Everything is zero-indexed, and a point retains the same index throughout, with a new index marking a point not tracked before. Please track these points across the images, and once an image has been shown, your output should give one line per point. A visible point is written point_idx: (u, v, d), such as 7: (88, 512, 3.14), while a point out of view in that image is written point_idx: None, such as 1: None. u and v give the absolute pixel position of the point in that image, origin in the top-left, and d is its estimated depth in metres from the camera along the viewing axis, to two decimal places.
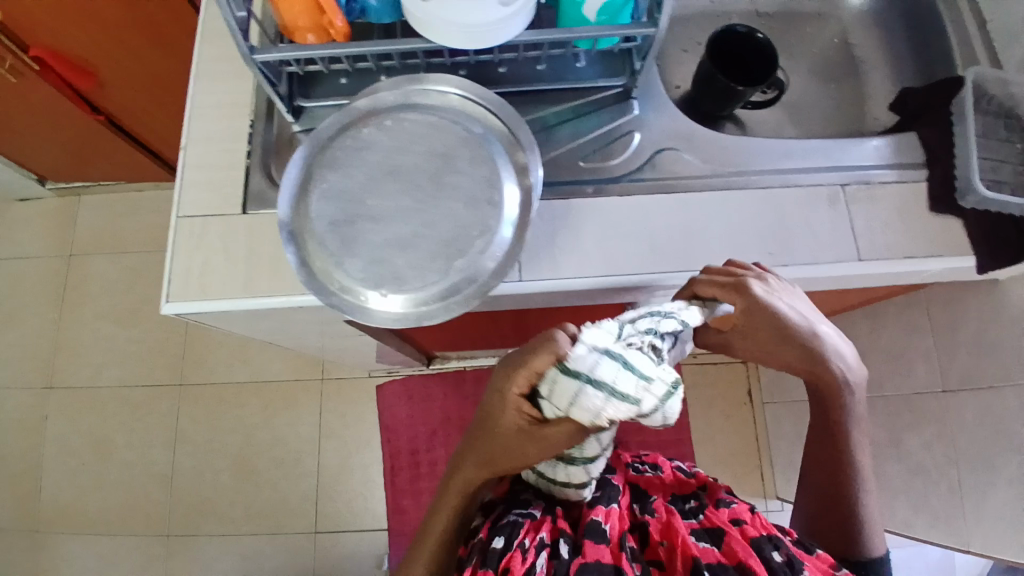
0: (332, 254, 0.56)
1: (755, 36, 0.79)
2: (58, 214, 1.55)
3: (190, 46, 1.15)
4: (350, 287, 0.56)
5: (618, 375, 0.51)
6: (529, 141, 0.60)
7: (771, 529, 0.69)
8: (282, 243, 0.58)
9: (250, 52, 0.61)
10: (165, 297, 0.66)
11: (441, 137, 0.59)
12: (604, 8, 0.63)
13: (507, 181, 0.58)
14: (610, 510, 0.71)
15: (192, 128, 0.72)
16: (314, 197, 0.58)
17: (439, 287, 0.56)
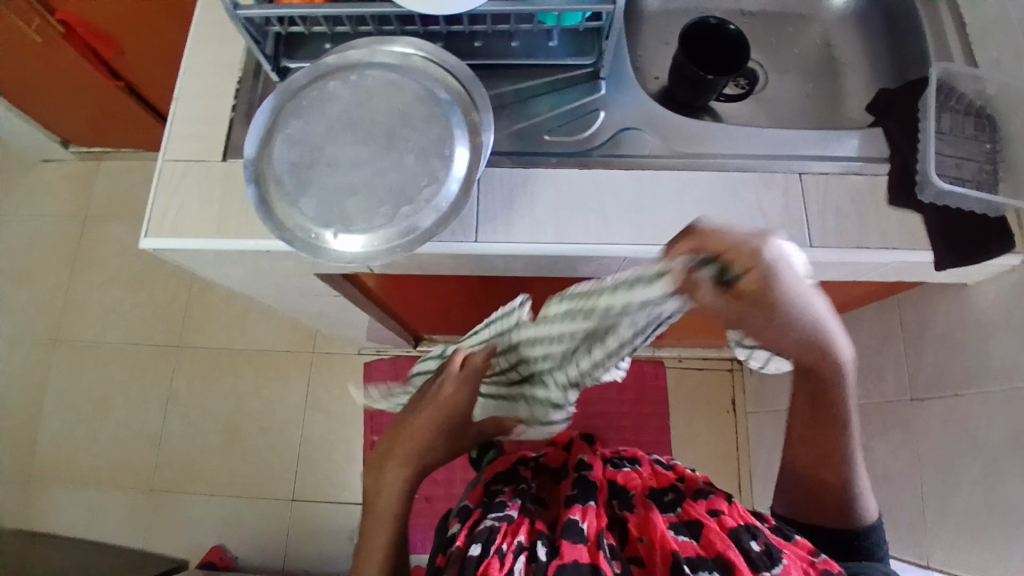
0: (289, 194, 0.60)
1: (728, 27, 0.81)
2: (78, 178, 1.64)
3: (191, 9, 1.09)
4: (303, 225, 0.60)
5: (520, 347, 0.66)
6: (483, 102, 0.64)
7: (748, 518, 0.68)
8: (246, 183, 0.62)
9: (234, 7, 0.65)
10: (144, 232, 0.70)
11: (401, 94, 0.64)
12: None
13: (459, 141, 0.62)
14: (587, 509, 0.69)
15: (184, 81, 0.77)
16: (279, 142, 0.62)
17: (385, 230, 0.59)
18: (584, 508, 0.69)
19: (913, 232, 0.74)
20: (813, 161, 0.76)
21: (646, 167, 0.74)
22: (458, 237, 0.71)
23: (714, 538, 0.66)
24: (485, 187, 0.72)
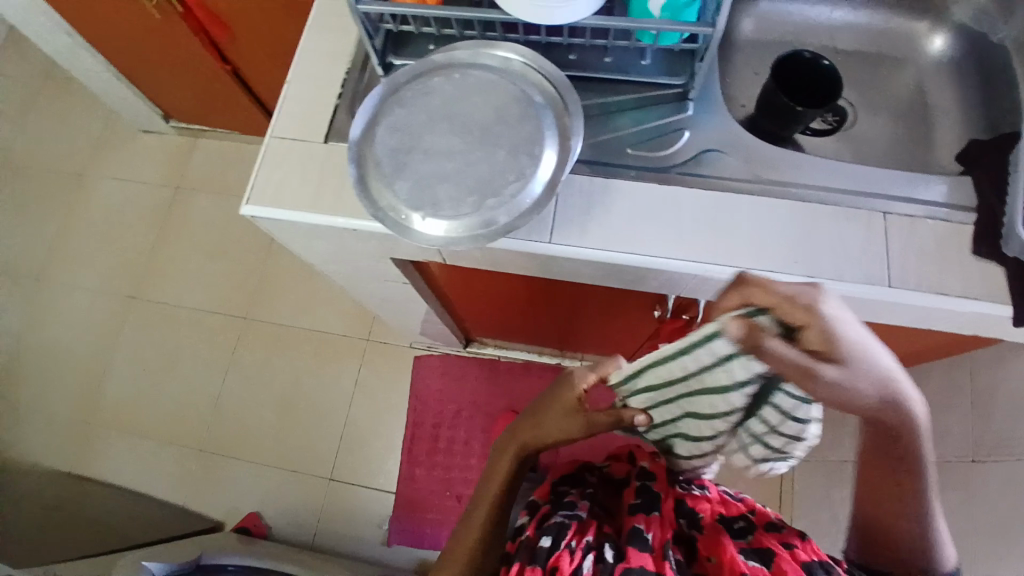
0: (386, 175, 0.64)
1: (821, 61, 0.81)
2: (174, 150, 1.75)
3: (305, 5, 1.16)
4: (395, 206, 0.63)
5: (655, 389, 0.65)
6: (575, 108, 0.66)
7: (821, 553, 0.69)
8: (348, 163, 0.66)
9: (355, 2, 0.70)
10: (246, 200, 0.76)
11: (499, 93, 0.67)
12: (669, 5, 0.69)
13: (549, 143, 0.65)
14: (651, 519, 0.72)
15: (298, 65, 0.82)
16: (382, 127, 0.66)
17: (470, 219, 0.62)
18: (649, 518, 0.72)
19: (995, 284, 0.72)
20: (897, 202, 0.75)
21: (726, 190, 0.75)
22: (535, 237, 0.73)
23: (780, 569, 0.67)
24: (566, 192, 0.75)
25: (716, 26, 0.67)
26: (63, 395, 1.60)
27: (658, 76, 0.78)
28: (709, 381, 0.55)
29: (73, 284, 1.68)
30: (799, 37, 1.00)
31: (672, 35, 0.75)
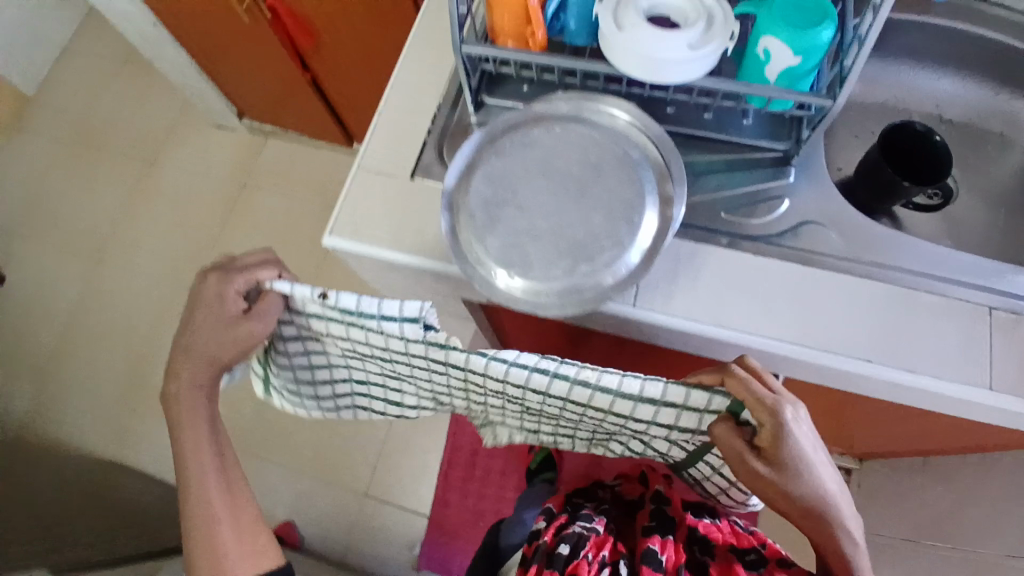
0: (478, 229, 0.62)
1: (933, 137, 0.77)
2: (243, 147, 1.78)
3: (401, 28, 1.17)
4: (483, 261, 0.61)
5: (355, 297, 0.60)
6: (679, 174, 0.63)
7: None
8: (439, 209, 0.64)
9: (460, 43, 0.70)
10: (329, 230, 0.75)
11: (600, 151, 0.65)
12: (787, 73, 0.64)
13: (649, 208, 0.62)
14: (665, 543, 0.77)
15: (391, 94, 0.82)
16: (476, 177, 0.64)
17: (560, 285, 0.60)
18: (663, 541, 0.78)
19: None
20: (1008, 300, 0.70)
21: (825, 268, 0.71)
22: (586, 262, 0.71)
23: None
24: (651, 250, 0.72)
25: (835, 99, 0.63)
26: (109, 377, 1.63)
27: (760, 139, 0.74)
28: (615, 400, 0.59)
29: (132, 269, 1.72)
30: (904, 102, 0.95)
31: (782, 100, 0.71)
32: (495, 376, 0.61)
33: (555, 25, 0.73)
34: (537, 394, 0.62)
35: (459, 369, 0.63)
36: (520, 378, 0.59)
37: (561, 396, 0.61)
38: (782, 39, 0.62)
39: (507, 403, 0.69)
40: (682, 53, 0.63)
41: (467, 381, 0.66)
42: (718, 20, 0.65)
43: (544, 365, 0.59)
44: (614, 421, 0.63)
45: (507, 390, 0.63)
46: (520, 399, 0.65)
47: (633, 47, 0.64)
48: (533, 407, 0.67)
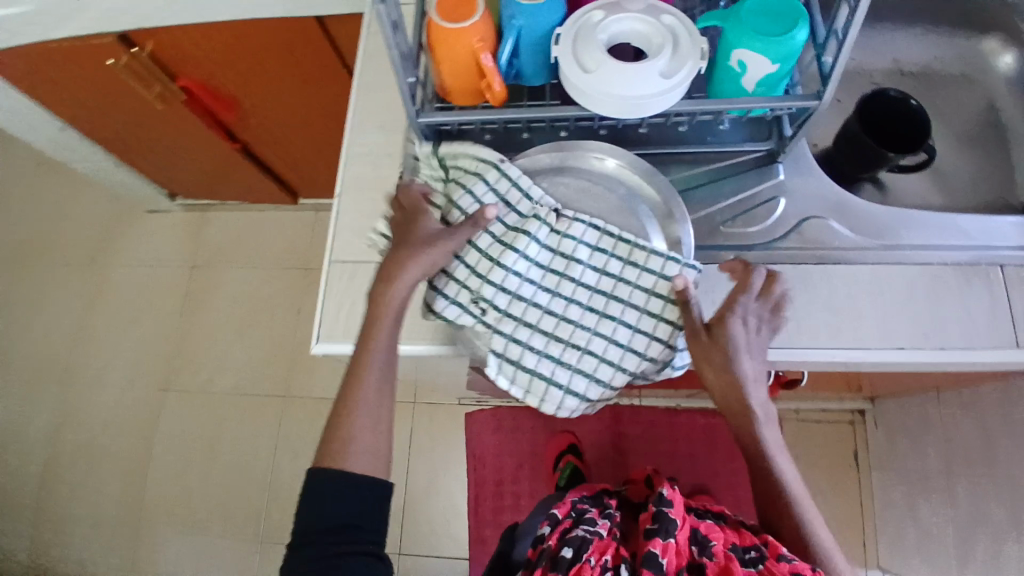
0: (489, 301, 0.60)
1: (908, 102, 0.77)
2: (184, 227, 1.68)
3: (319, 66, 1.09)
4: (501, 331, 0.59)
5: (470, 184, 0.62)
6: (682, 215, 0.62)
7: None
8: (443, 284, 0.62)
9: (415, 115, 0.67)
10: (315, 338, 0.70)
11: (597, 201, 0.63)
12: (764, 81, 0.63)
13: (657, 243, 0.62)
14: (667, 544, 0.71)
15: (346, 175, 0.76)
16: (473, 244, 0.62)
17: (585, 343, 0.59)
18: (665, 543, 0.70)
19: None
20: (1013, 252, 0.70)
21: (835, 262, 0.70)
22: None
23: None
24: None
25: (822, 98, 0.61)
26: (104, 499, 1.54)
27: (741, 141, 0.71)
28: (641, 258, 0.59)
29: (100, 380, 1.62)
30: (859, 61, 0.93)
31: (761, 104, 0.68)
32: (518, 265, 0.59)
33: (511, 71, 0.69)
34: (561, 273, 0.60)
35: (495, 244, 0.61)
36: (558, 245, 0.60)
37: (584, 266, 0.60)
38: (758, 51, 0.60)
39: (499, 319, 0.60)
40: (656, 84, 0.60)
41: (512, 300, 0.60)
42: (683, 38, 0.62)
43: (596, 222, 0.61)
44: (612, 321, 0.59)
45: (519, 276, 0.60)
46: (533, 296, 0.60)
47: (605, 87, 0.61)
48: (518, 318, 0.59)
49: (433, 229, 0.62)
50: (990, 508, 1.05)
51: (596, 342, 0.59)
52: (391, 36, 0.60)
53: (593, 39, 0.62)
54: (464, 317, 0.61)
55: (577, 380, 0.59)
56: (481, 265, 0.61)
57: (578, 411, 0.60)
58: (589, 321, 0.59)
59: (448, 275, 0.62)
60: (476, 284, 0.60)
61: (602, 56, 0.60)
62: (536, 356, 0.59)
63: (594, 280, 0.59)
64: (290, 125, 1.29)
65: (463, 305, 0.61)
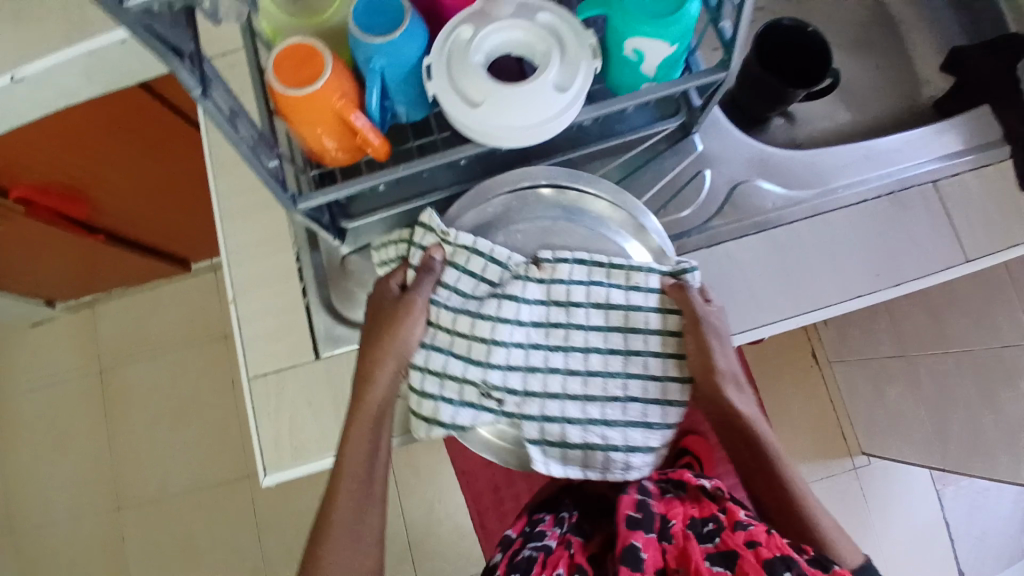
0: (500, 382, 0.56)
1: (806, 28, 0.72)
2: (76, 332, 1.51)
3: (163, 128, 0.95)
4: (526, 408, 0.56)
5: (459, 277, 0.58)
6: (655, 226, 0.62)
7: (785, 548, 0.53)
8: (438, 381, 0.57)
9: (293, 201, 0.56)
10: (262, 469, 0.63)
11: (567, 235, 0.62)
12: (664, 63, 0.57)
13: (639, 253, 0.62)
14: (613, 536, 0.63)
15: (236, 277, 0.67)
16: (457, 325, 0.57)
17: (615, 387, 0.57)
18: (610, 538, 0.62)
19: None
20: (939, 166, 0.71)
21: (782, 224, 0.68)
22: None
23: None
24: None
25: (729, 69, 0.57)
26: None
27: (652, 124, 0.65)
28: (640, 279, 0.58)
29: (43, 520, 1.46)
30: None
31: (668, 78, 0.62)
32: (515, 334, 0.57)
33: (389, 115, 0.60)
34: (567, 324, 0.57)
35: (488, 326, 0.56)
36: (551, 294, 0.58)
37: (583, 311, 0.58)
38: (652, 35, 0.53)
39: (522, 402, 0.56)
40: (556, 100, 0.53)
41: (526, 373, 0.57)
42: (568, 38, 0.54)
43: (580, 256, 0.59)
44: (638, 359, 0.57)
45: (528, 347, 0.57)
46: (546, 361, 0.57)
47: (500, 121, 0.54)
48: (544, 393, 0.57)
49: (394, 293, 0.59)
50: (958, 380, 1.10)
51: (633, 385, 0.57)
52: (232, 127, 0.48)
53: (470, 65, 0.53)
54: (484, 416, 0.57)
55: (632, 433, 0.57)
56: (475, 351, 0.56)
57: (650, 466, 0.58)
58: (616, 364, 0.57)
59: (441, 376, 0.57)
60: (479, 374, 0.56)
61: (487, 85, 0.53)
62: (580, 424, 0.56)
63: (603, 320, 0.57)
64: (156, 197, 1.14)
65: (476, 404, 0.56)
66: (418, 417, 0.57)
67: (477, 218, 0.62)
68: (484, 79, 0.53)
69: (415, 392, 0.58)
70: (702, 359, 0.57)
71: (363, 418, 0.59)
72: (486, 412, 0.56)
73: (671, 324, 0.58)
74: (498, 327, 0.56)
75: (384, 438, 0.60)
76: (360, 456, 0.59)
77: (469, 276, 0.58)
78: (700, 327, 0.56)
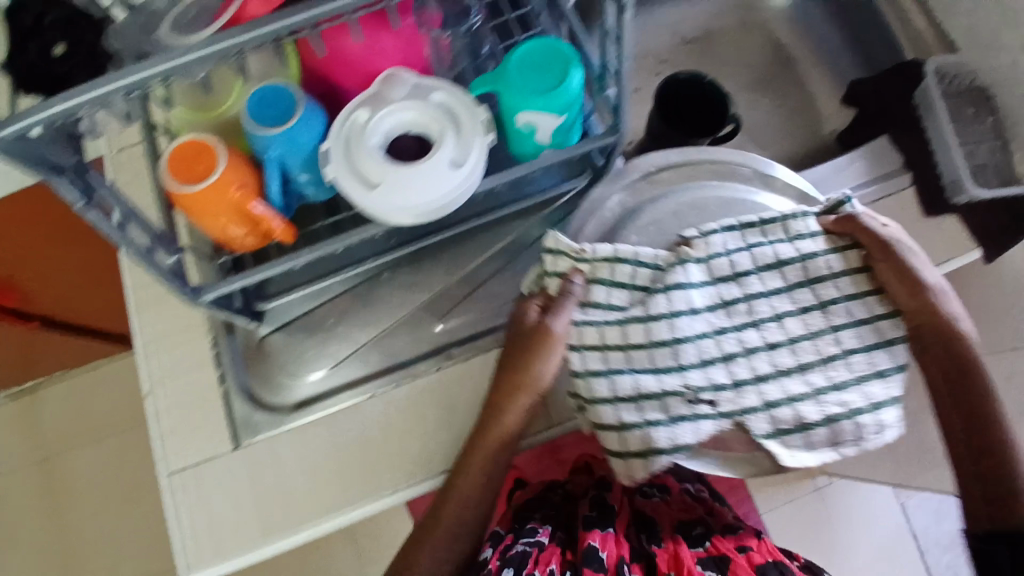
0: (713, 373, 0.56)
1: (701, 80, 0.75)
2: (17, 422, 1.45)
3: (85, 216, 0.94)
4: (744, 386, 0.56)
5: (635, 270, 0.58)
6: (749, 175, 0.66)
7: (776, 555, 0.65)
8: (636, 413, 0.56)
9: (196, 294, 0.55)
10: (184, 569, 0.61)
11: (718, 200, 0.64)
12: (557, 131, 0.58)
13: (775, 200, 0.65)
14: (607, 534, 0.66)
15: (152, 369, 0.66)
16: (631, 339, 0.57)
17: (811, 340, 0.57)
18: (603, 534, 0.66)
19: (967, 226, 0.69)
20: None
21: None
22: (347, 345, 0.67)
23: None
24: None
25: (620, 133, 0.58)
26: None
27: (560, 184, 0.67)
28: (799, 227, 0.59)
29: None
30: (645, 44, 0.89)
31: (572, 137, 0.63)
32: (694, 326, 0.57)
33: (289, 200, 0.61)
34: (769, 291, 0.58)
35: (666, 325, 0.57)
36: (716, 273, 0.58)
37: (760, 283, 0.58)
38: (544, 108, 0.55)
39: (737, 396, 0.56)
40: (454, 176, 0.54)
41: (749, 347, 0.57)
42: (464, 114, 0.56)
43: (727, 223, 0.60)
44: (845, 307, 0.57)
45: (756, 322, 0.57)
46: (741, 345, 0.57)
47: (404, 200, 0.54)
48: (778, 367, 0.56)
49: (534, 320, 0.59)
50: None
51: (846, 337, 0.57)
52: (123, 234, 0.47)
53: (365, 146, 0.54)
54: (723, 392, 0.56)
55: (869, 387, 0.56)
56: (660, 358, 0.57)
57: (900, 421, 0.56)
58: (818, 321, 0.57)
59: (636, 399, 0.56)
60: (678, 379, 0.56)
61: (384, 166, 0.53)
62: (808, 400, 0.56)
63: (781, 280, 0.58)
64: (87, 281, 1.12)
65: (677, 402, 0.56)
66: (683, 404, 0.56)
67: (620, 212, 0.65)
68: (381, 160, 0.53)
69: (595, 408, 0.58)
70: (901, 283, 0.57)
71: (490, 444, 0.60)
72: (732, 394, 0.56)
73: (851, 261, 0.58)
74: (675, 320, 0.57)
75: (497, 473, 0.61)
76: (470, 499, 0.61)
77: (620, 287, 0.58)
78: (891, 250, 0.57)
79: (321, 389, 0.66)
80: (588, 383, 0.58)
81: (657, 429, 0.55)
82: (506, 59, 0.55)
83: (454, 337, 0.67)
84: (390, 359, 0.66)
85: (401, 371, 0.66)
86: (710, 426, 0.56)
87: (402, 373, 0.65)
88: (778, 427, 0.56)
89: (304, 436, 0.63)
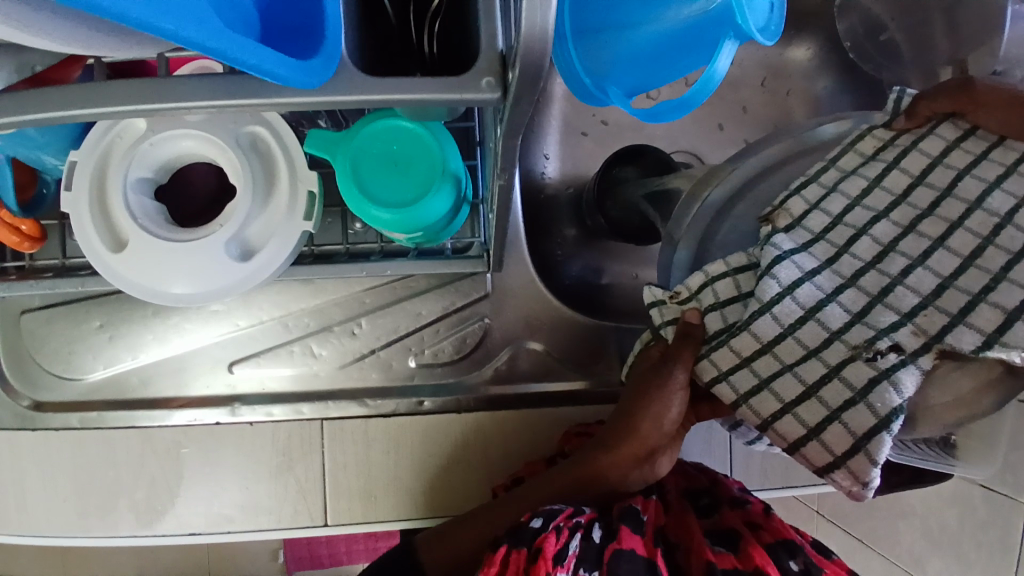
0: (858, 326, 0.37)
1: (669, 161, 0.62)
2: None
3: None
4: (936, 293, 0.37)
5: (714, 287, 0.41)
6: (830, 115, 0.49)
7: (789, 532, 0.46)
8: (800, 404, 0.37)
9: None
10: None
11: None
12: (422, 231, 0.43)
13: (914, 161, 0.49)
14: (648, 501, 0.46)
15: None
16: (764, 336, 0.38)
17: (997, 219, 0.37)
18: (645, 498, 0.46)
19: (888, 474, 0.56)
20: None
21: (541, 405, 0.58)
22: (125, 356, 0.56)
23: (756, 564, 0.43)
24: (332, 440, 0.55)
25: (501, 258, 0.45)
26: None
27: (431, 252, 0.50)
28: (870, 146, 0.42)
29: None
30: None
31: (465, 213, 0.46)
32: (811, 286, 0.38)
33: (42, 191, 0.47)
34: (884, 211, 0.40)
35: (791, 302, 0.38)
36: (814, 229, 0.40)
37: (869, 212, 0.40)
38: (386, 223, 0.41)
39: (913, 334, 0.36)
40: (240, 267, 0.42)
41: (886, 278, 0.38)
42: (280, 177, 0.42)
43: (798, 180, 0.43)
44: (974, 177, 0.39)
45: (892, 250, 0.39)
46: (883, 271, 0.38)
47: (176, 284, 0.42)
48: (943, 277, 0.37)
49: (650, 363, 0.43)
50: None
51: (997, 199, 0.38)
52: None
53: (116, 196, 0.41)
54: (902, 331, 0.36)
55: None
56: (807, 335, 0.37)
57: None
58: (954, 211, 0.39)
59: (791, 372, 0.37)
60: (839, 352, 0.37)
61: (138, 236, 0.41)
62: (1004, 287, 0.36)
63: (895, 192, 0.40)
64: None
65: (858, 370, 0.36)
66: (865, 369, 0.36)
67: (695, 243, 0.48)
68: (134, 225, 0.40)
69: (779, 425, 0.37)
70: (1006, 123, 0.39)
71: (584, 469, 0.46)
72: (915, 330, 0.36)
73: (945, 137, 0.41)
74: (797, 287, 0.38)
75: (585, 496, 0.46)
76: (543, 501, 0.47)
77: (733, 303, 0.41)
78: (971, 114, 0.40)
79: (74, 396, 0.56)
80: (754, 407, 0.38)
81: (859, 418, 0.36)
82: (354, 135, 0.39)
83: (247, 390, 0.56)
84: (159, 391, 0.56)
85: (168, 409, 0.55)
86: (913, 378, 0.35)
87: (169, 413, 0.55)
88: (997, 330, 0.35)
89: (42, 446, 0.54)
